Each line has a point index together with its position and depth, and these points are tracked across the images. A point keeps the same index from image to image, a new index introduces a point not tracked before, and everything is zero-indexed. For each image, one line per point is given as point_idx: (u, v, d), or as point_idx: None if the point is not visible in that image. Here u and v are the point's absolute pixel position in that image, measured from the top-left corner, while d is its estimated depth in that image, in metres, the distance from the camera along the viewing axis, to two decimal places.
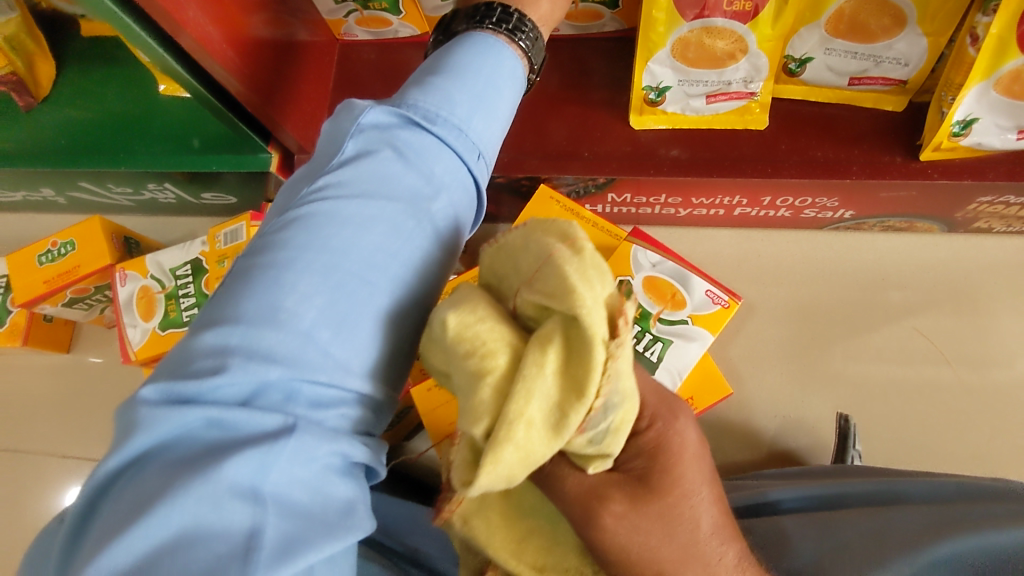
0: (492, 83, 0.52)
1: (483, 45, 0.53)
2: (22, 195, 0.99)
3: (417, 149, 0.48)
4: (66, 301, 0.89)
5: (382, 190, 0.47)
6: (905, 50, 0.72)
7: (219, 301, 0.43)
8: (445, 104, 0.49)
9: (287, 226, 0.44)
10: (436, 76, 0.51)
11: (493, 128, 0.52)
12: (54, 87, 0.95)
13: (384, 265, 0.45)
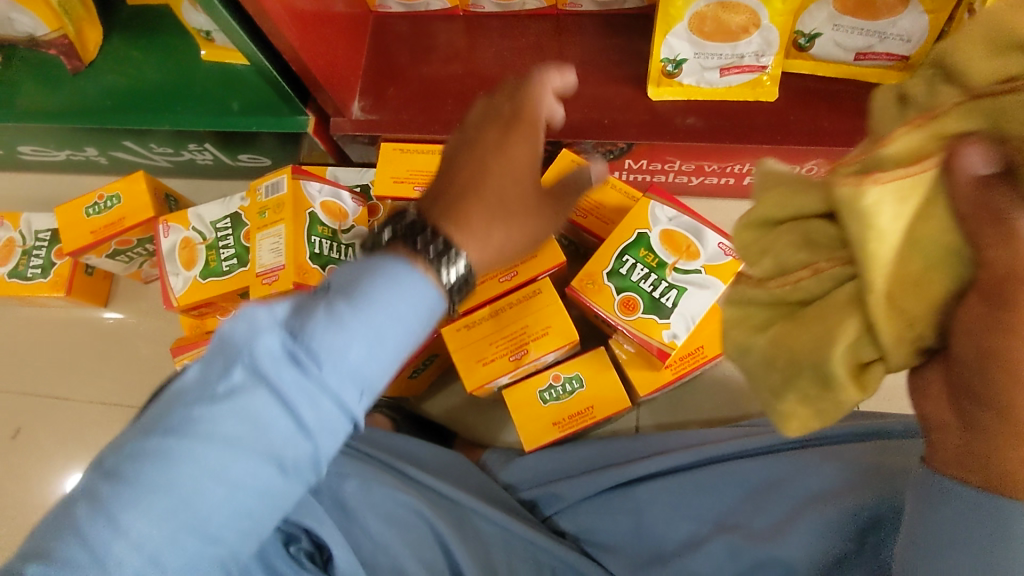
0: (399, 316, 0.44)
1: (394, 281, 0.45)
2: (67, 153, 1.06)
3: (293, 395, 0.41)
4: (109, 252, 0.94)
5: (249, 435, 0.40)
6: (909, 27, 0.77)
7: (59, 516, 0.39)
8: (338, 357, 0.42)
9: (135, 461, 0.39)
10: (339, 298, 0.43)
11: (394, 361, 0.45)
12: (100, 52, 1.00)
13: (238, 512, 0.40)
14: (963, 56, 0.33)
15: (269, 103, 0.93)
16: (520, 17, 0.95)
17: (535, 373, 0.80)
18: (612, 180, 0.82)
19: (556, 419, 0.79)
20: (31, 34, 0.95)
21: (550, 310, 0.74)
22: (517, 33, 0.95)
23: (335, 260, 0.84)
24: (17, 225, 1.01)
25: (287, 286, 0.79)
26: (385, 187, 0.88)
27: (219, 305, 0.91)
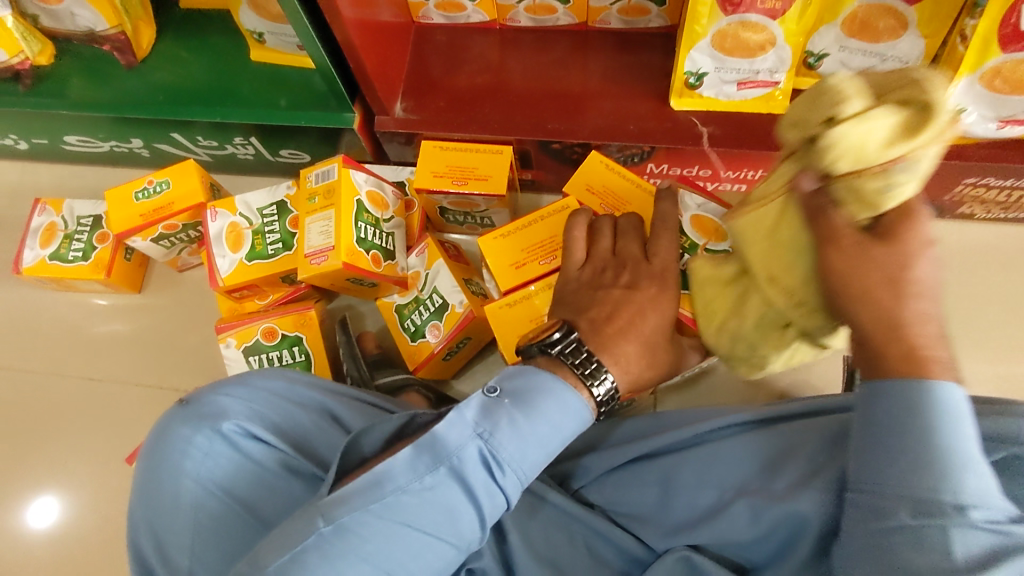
0: (558, 428, 0.59)
1: (559, 398, 0.60)
2: (113, 143, 1.12)
3: (477, 491, 0.55)
4: (155, 237, 0.98)
5: (440, 524, 0.53)
6: (906, 50, 0.87)
7: (289, 530, 0.51)
8: (519, 451, 0.56)
9: (369, 496, 0.52)
10: (518, 410, 0.58)
11: (550, 464, 0.59)
12: (152, 50, 1.06)
13: (429, 551, 0.53)
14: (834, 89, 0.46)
15: (320, 100, 0.99)
16: (552, 32, 1.03)
17: None
18: (637, 180, 0.90)
19: None
20: (90, 29, 1.00)
21: None
22: (547, 47, 1.02)
23: (378, 244, 0.91)
24: (60, 210, 1.05)
25: (338, 264, 0.84)
26: (426, 181, 0.94)
27: (261, 288, 0.95)
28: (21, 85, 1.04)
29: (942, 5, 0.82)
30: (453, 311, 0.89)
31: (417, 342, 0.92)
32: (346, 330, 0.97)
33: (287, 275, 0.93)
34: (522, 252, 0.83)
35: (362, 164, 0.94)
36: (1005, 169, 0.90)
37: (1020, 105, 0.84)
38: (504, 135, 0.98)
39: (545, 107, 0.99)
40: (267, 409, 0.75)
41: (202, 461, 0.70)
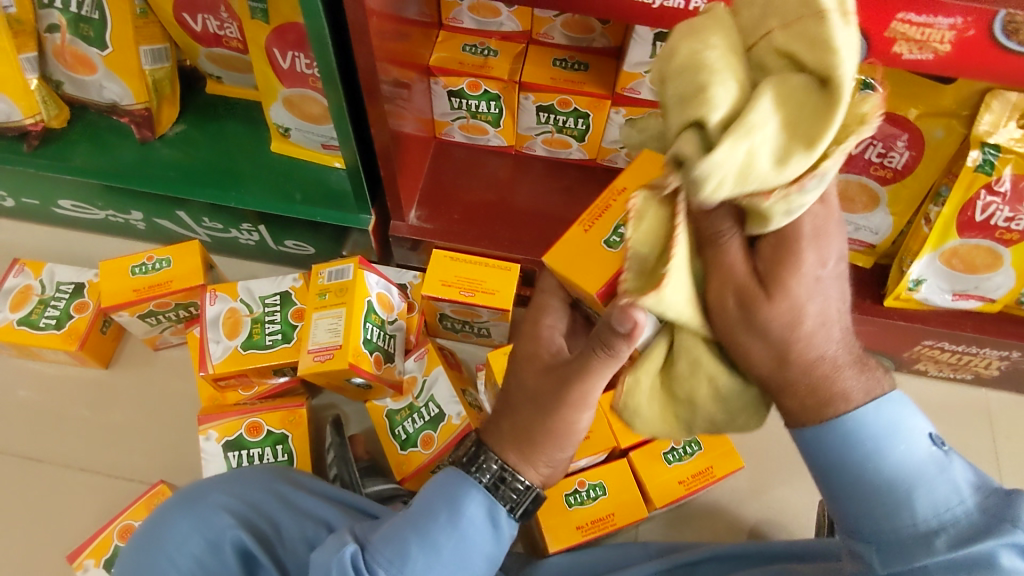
0: (459, 535, 0.59)
1: (454, 506, 0.60)
2: (110, 212, 1.10)
3: None
4: (142, 313, 0.94)
5: None
6: (878, 223, 0.98)
7: None
8: (397, 562, 0.59)
9: None
10: (406, 525, 0.60)
11: (463, 566, 0.60)
12: (170, 128, 1.07)
13: None
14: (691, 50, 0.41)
15: (337, 199, 1.02)
16: (564, 163, 1.10)
17: (564, 477, 0.85)
18: None
19: (579, 522, 0.84)
20: (115, 101, 1.02)
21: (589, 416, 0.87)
22: (558, 176, 1.09)
23: (380, 346, 0.91)
24: (39, 274, 1.00)
25: (342, 365, 0.83)
26: (434, 289, 0.96)
27: (248, 378, 0.91)
28: (26, 145, 1.02)
29: (911, 190, 0.94)
30: (450, 422, 0.90)
31: (408, 450, 0.90)
32: (337, 431, 0.94)
33: (281, 368, 0.90)
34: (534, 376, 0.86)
35: (373, 266, 0.95)
36: (959, 336, 1.00)
37: (972, 282, 0.95)
38: (511, 253, 1.03)
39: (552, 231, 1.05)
40: (258, 507, 0.73)
41: (186, 560, 0.69)
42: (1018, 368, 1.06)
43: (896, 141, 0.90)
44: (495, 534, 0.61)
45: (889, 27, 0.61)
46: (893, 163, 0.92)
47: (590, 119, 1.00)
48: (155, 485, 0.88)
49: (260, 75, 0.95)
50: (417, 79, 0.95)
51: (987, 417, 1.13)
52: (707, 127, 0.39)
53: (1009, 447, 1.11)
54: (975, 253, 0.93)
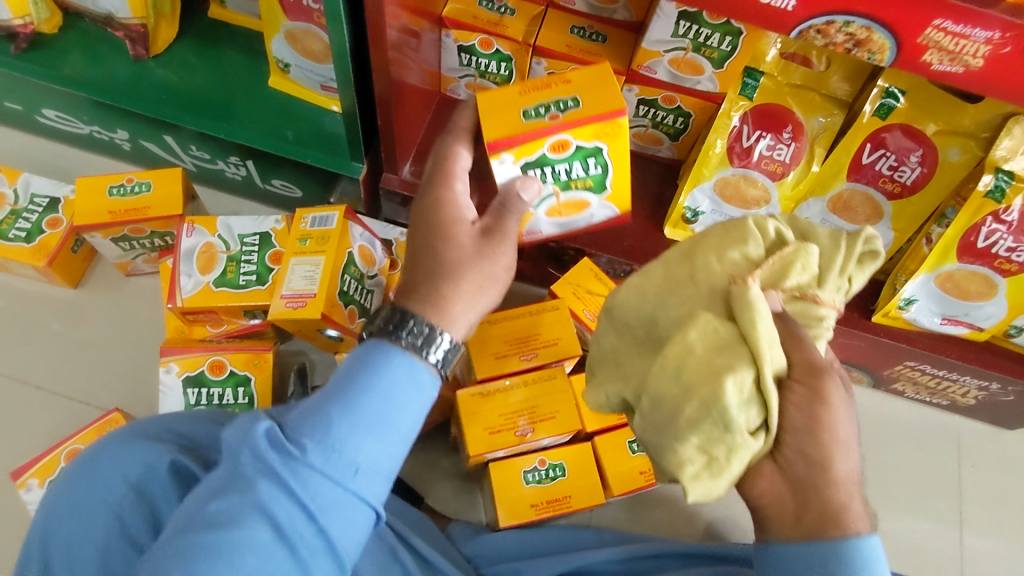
0: (384, 396, 0.56)
1: (378, 369, 0.57)
2: (94, 129, 1.06)
3: (291, 477, 0.52)
4: (116, 236, 0.91)
5: (260, 518, 0.52)
6: (878, 237, 0.96)
7: None
8: (321, 430, 0.54)
9: (193, 528, 0.52)
10: (328, 398, 0.55)
11: (392, 430, 0.56)
12: (167, 48, 1.02)
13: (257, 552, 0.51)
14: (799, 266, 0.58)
15: (331, 144, 0.99)
16: None
17: (524, 453, 0.82)
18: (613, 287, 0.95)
19: (534, 500, 0.82)
20: (109, 13, 0.96)
21: (557, 396, 0.81)
22: None
23: (356, 300, 0.88)
24: (13, 183, 0.96)
25: (315, 315, 0.81)
26: None
27: (217, 315, 0.88)
28: (13, 47, 0.98)
29: (916, 208, 0.92)
30: None
31: None
32: (301, 381, 0.92)
33: (253, 310, 0.88)
34: (505, 343, 0.82)
35: (360, 218, 0.93)
36: (941, 361, 0.99)
37: (963, 308, 0.94)
38: None
39: None
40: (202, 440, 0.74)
41: (120, 487, 0.67)
42: (994, 401, 1.05)
43: (909, 155, 0.88)
44: (422, 409, 0.59)
45: (923, 33, 0.58)
46: (903, 178, 0.90)
47: None
48: (109, 412, 0.87)
49: (264, 4, 0.90)
50: (427, 29, 0.91)
51: (955, 445, 1.14)
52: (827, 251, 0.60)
53: (973, 477, 1.12)
54: (971, 280, 0.91)
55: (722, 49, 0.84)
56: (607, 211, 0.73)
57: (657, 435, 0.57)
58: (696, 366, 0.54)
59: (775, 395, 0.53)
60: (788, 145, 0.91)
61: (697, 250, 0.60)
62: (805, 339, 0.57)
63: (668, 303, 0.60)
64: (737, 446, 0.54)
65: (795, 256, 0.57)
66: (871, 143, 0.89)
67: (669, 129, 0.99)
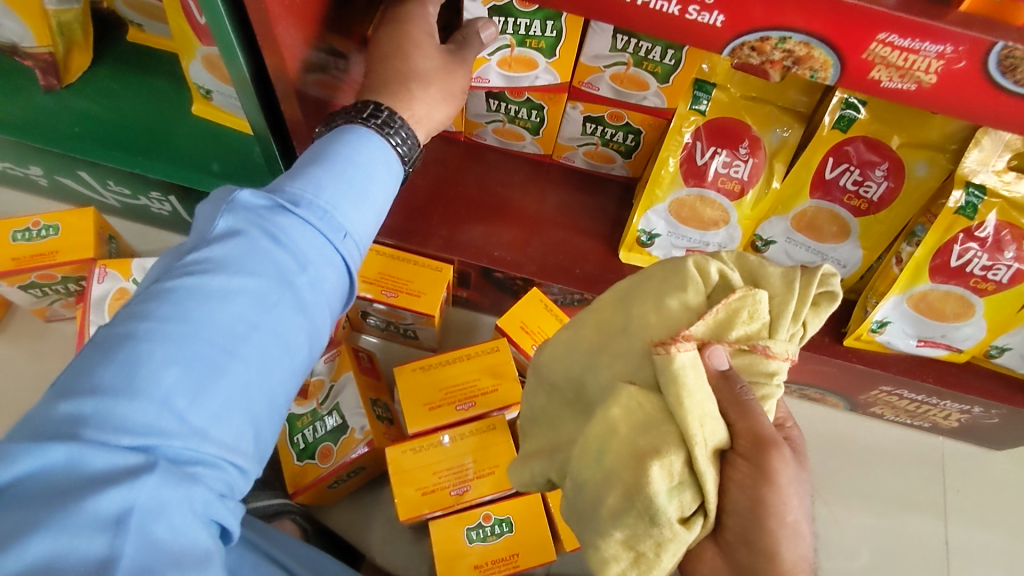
0: (362, 169, 0.59)
1: (356, 137, 0.60)
2: (8, 165, 0.99)
3: (282, 230, 0.54)
4: (24, 284, 0.84)
5: (252, 265, 0.52)
6: (846, 255, 0.89)
7: (81, 364, 0.45)
8: (309, 188, 0.56)
9: (153, 297, 0.48)
10: (307, 163, 0.58)
11: (370, 207, 0.59)
12: (82, 77, 0.95)
13: (240, 335, 0.49)
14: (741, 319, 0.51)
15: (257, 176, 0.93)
16: (516, 156, 1.01)
17: (465, 508, 0.74)
18: (560, 314, 0.89)
19: (478, 561, 0.74)
20: (14, 42, 0.90)
21: (496, 447, 0.75)
22: (506, 169, 1.00)
23: None
24: None
25: None
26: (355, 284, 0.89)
27: None
28: None
29: (885, 225, 0.85)
30: (351, 437, 0.80)
31: (303, 461, 0.82)
32: None
33: None
34: (439, 393, 0.77)
35: None
36: (918, 385, 0.92)
37: (939, 330, 0.87)
38: (446, 254, 0.93)
39: (497, 233, 0.95)
40: None
41: None
42: (977, 424, 0.99)
43: (874, 169, 0.81)
44: (387, 202, 0.62)
45: (867, 49, 0.51)
46: (869, 193, 0.83)
47: (544, 112, 0.90)
48: None
49: (176, 27, 0.84)
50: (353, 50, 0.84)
51: (940, 469, 1.07)
52: (776, 297, 0.52)
53: (960, 505, 1.05)
54: (946, 300, 0.85)
55: (665, 64, 0.78)
56: (549, 78, 0.83)
57: (583, 525, 0.52)
58: (620, 447, 0.49)
59: (707, 477, 0.48)
60: (744, 161, 0.85)
61: (634, 299, 0.54)
62: (754, 408, 0.50)
63: (596, 364, 0.54)
64: (667, 540, 0.48)
65: (742, 303, 0.51)
66: (833, 157, 0.82)
67: (620, 147, 0.93)
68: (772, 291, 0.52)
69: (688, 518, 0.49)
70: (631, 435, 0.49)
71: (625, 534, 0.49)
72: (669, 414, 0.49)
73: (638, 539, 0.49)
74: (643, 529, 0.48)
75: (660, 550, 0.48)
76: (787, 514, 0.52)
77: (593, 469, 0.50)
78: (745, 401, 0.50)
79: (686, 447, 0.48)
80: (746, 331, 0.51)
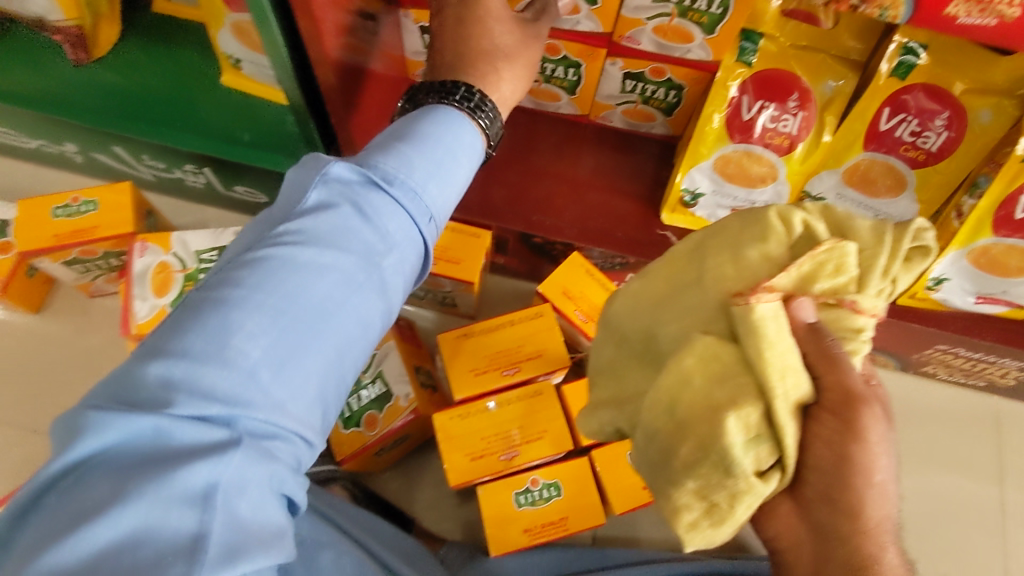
0: (449, 150, 0.58)
1: (446, 118, 0.59)
2: (43, 143, 0.99)
3: (370, 206, 0.53)
4: (67, 259, 0.85)
5: (341, 242, 0.51)
6: (901, 210, 0.85)
7: (172, 327, 0.45)
8: (401, 163, 0.55)
9: (244, 266, 0.48)
10: (395, 140, 0.57)
11: (452, 186, 0.58)
12: (112, 51, 0.92)
13: (327, 313, 0.49)
14: (827, 271, 0.48)
15: (290, 143, 0.92)
16: (551, 116, 0.98)
17: (513, 474, 0.75)
18: (603, 279, 0.87)
19: (527, 524, 0.75)
20: (39, 15, 0.82)
21: (547, 409, 0.75)
22: (541, 131, 0.98)
23: None
24: None
25: None
26: None
27: None
28: None
29: (944, 176, 0.81)
30: (396, 405, 0.80)
31: (349, 429, 0.81)
32: None
33: None
34: (485, 359, 0.76)
35: None
36: (976, 343, 0.89)
37: (999, 286, 0.83)
38: (485, 220, 0.92)
39: (536, 197, 0.93)
40: None
41: None
42: None
43: (934, 119, 0.77)
44: (467, 182, 0.61)
45: None
46: (927, 144, 0.79)
47: (582, 69, 0.86)
48: None
49: None
50: (383, 12, 0.82)
51: (995, 427, 1.04)
52: (865, 250, 0.49)
53: (1015, 464, 1.02)
54: (1009, 254, 0.80)
55: (712, 13, 0.74)
56: (591, 24, 0.79)
57: (655, 473, 0.51)
58: (695, 399, 0.47)
59: (787, 431, 0.45)
60: (794, 114, 0.81)
61: (710, 250, 0.52)
62: (844, 361, 0.47)
63: (668, 316, 0.52)
64: (742, 491, 0.46)
65: (829, 257, 0.48)
66: (889, 107, 0.78)
67: (661, 104, 0.90)
68: (861, 244, 0.49)
69: (763, 470, 0.47)
70: (705, 387, 0.47)
71: (699, 483, 0.47)
72: (745, 365, 0.46)
73: (712, 489, 0.47)
74: (715, 479, 0.46)
75: (737, 501, 0.47)
76: (875, 474, 0.50)
77: (668, 421, 0.48)
78: (833, 353, 0.47)
79: (768, 400, 0.45)
80: (831, 284, 0.48)
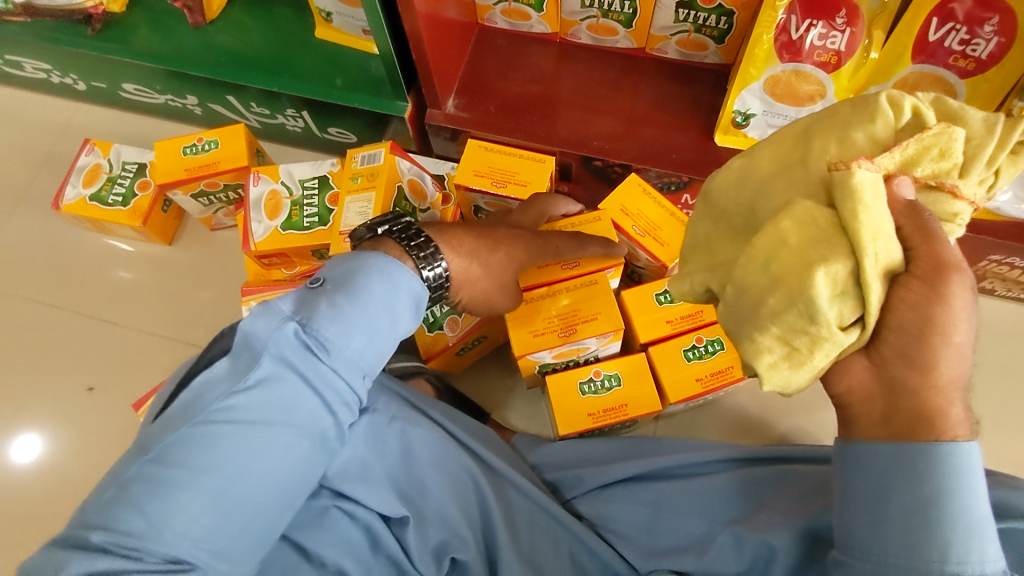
0: (388, 307, 0.65)
1: (387, 271, 0.67)
2: (170, 98, 1.16)
3: (310, 378, 0.59)
4: (195, 192, 1.01)
5: (283, 418, 0.58)
6: None
7: (119, 502, 0.51)
8: (340, 337, 0.61)
9: (187, 447, 0.54)
10: (342, 293, 0.63)
11: (384, 342, 0.65)
12: (221, 13, 1.07)
13: (258, 501, 0.56)
14: (929, 156, 0.50)
15: (375, 85, 1.03)
16: (609, 52, 1.06)
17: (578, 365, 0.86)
18: (650, 191, 0.95)
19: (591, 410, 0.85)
20: None
21: (607, 305, 0.84)
22: (600, 66, 1.05)
23: None
24: (107, 153, 1.07)
25: None
26: (466, 178, 0.96)
27: (290, 258, 0.97)
28: (90, 29, 1.06)
29: (993, 83, 0.84)
30: None
31: (434, 332, 0.90)
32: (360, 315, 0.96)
33: (318, 250, 0.94)
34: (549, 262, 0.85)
35: (408, 154, 0.96)
36: None
37: None
38: (548, 147, 1.01)
39: (597, 125, 1.01)
40: None
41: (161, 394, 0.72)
42: None
43: (982, 25, 0.79)
44: (405, 327, 0.68)
45: None
46: (977, 52, 0.82)
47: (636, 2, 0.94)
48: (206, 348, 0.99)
49: None
50: None
51: None
52: (975, 140, 0.50)
53: None
54: None
55: None
56: None
57: (739, 324, 0.54)
58: (790, 256, 0.48)
59: (873, 290, 0.47)
60: (842, 31, 0.84)
61: (820, 131, 0.54)
62: (941, 235, 0.49)
63: (772, 187, 0.55)
64: (822, 339, 0.48)
65: (937, 141, 0.49)
66: (937, 17, 0.81)
67: (713, 32, 0.95)
68: (971, 134, 0.50)
69: (846, 325, 0.49)
70: (796, 245, 0.49)
71: (781, 329, 0.49)
72: (839, 225, 0.48)
73: (793, 336, 0.49)
74: (797, 322, 0.48)
75: (818, 349, 0.49)
76: (954, 333, 0.49)
77: (756, 278, 0.51)
78: (927, 225, 0.49)
79: (859, 257, 0.47)
80: (933, 169, 0.50)
